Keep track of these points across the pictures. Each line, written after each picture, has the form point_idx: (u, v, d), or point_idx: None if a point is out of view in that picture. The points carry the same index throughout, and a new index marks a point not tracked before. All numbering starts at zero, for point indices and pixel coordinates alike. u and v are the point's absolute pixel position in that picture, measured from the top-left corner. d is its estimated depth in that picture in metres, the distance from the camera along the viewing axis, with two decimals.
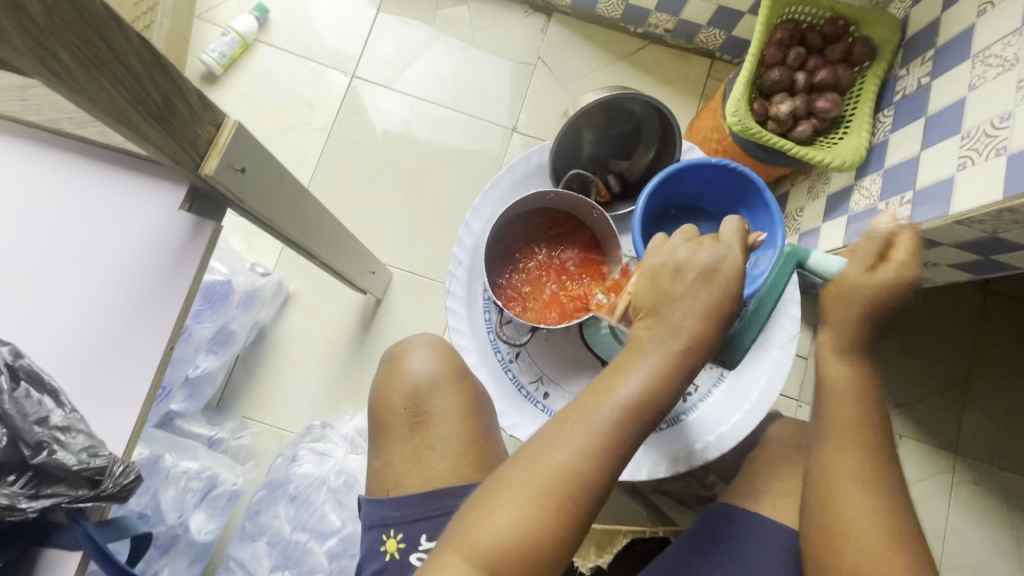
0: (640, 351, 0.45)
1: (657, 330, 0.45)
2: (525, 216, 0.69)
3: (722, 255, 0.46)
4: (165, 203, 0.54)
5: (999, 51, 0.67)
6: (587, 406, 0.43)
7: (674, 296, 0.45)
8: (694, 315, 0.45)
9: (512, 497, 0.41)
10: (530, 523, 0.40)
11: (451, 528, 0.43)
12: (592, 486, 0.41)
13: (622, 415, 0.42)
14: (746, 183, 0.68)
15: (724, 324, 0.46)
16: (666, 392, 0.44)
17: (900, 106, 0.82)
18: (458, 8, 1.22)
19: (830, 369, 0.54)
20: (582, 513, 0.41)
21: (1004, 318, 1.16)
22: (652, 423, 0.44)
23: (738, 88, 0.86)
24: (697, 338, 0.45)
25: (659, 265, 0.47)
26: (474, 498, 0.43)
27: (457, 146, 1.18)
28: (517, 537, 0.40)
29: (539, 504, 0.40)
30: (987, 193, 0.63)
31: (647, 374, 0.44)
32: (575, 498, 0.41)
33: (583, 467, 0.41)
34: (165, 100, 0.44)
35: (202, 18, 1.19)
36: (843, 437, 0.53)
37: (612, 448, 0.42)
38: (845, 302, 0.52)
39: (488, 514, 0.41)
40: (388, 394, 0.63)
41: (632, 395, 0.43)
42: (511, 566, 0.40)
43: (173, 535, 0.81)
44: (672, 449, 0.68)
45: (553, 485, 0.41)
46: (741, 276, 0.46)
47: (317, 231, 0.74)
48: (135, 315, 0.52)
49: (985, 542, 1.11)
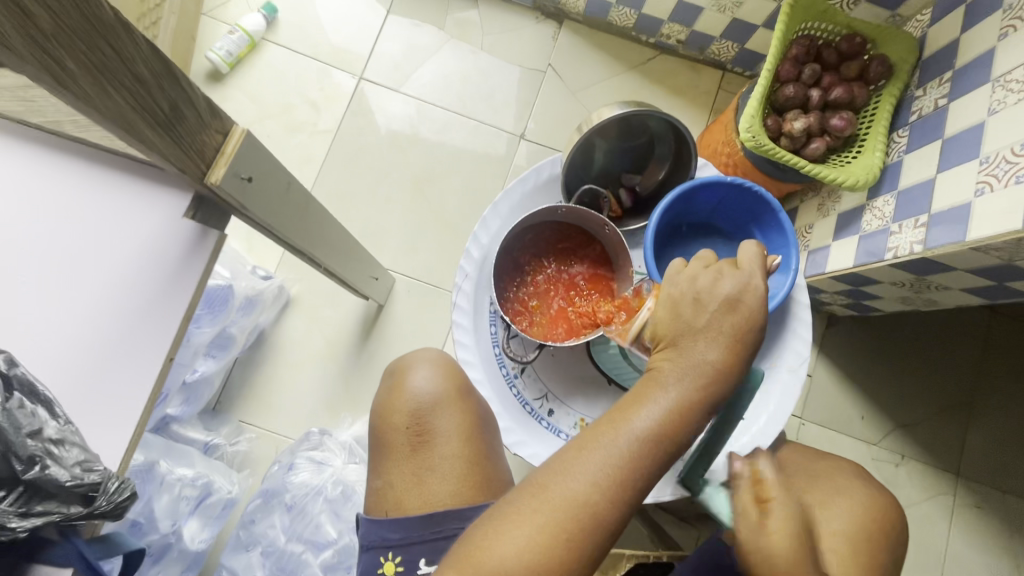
0: (658, 383, 0.44)
1: (677, 362, 0.44)
2: (534, 229, 0.68)
3: (745, 287, 0.46)
4: (169, 210, 0.52)
5: (1020, 76, 0.66)
6: (603, 436, 0.42)
7: (695, 325, 0.45)
8: (716, 346, 0.44)
9: (521, 522, 0.39)
10: (539, 554, 0.38)
11: (455, 552, 0.41)
12: (605, 519, 0.40)
13: (639, 447, 0.41)
14: (760, 203, 0.67)
15: (747, 357, 0.45)
16: (684, 426, 0.43)
17: (916, 127, 0.81)
18: (468, 12, 1.21)
19: None
20: (592, 550, 0.39)
21: (1011, 339, 1.15)
22: (669, 457, 0.42)
23: (752, 104, 0.85)
24: (717, 371, 0.44)
25: (679, 294, 0.47)
26: (482, 521, 0.41)
27: (463, 151, 1.17)
28: (524, 565, 0.38)
29: (549, 534, 0.39)
30: (1005, 221, 0.62)
31: (665, 404, 0.42)
32: (587, 530, 0.39)
33: (596, 497, 0.40)
34: (173, 108, 0.43)
35: (209, 15, 1.18)
36: None
37: (626, 482, 0.40)
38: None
39: (495, 538, 0.39)
40: (391, 412, 0.61)
41: (650, 426, 0.42)
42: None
43: (166, 543, 0.79)
44: (677, 472, 0.67)
45: (564, 512, 0.39)
46: (763, 306, 0.46)
47: (321, 239, 0.72)
48: (135, 325, 0.51)
49: (986, 567, 1.10)
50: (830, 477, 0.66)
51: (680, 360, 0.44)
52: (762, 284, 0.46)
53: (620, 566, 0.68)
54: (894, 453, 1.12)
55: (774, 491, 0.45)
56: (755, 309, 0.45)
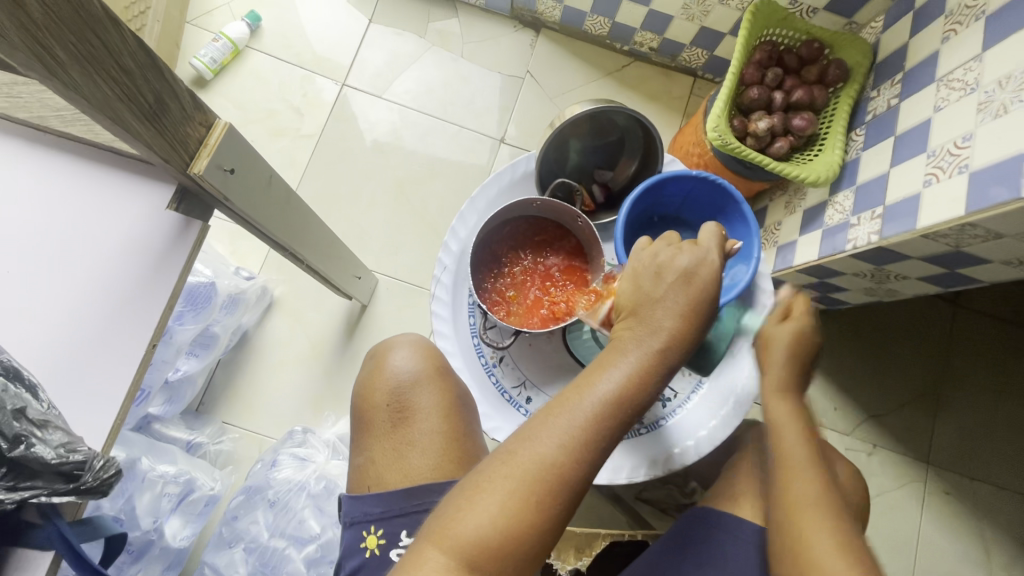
0: (620, 350, 0.46)
1: (637, 329, 0.47)
2: (511, 224, 0.71)
3: (704, 255, 0.49)
4: (153, 202, 0.54)
5: (961, 75, 0.71)
6: (568, 400, 0.44)
7: (657, 299, 0.47)
8: (674, 314, 0.47)
9: (493, 489, 0.41)
10: (511, 516, 0.40)
11: (430, 523, 0.42)
12: (572, 479, 0.42)
13: (603, 409, 0.43)
14: (725, 196, 0.70)
15: (704, 328, 0.48)
16: (643, 388, 0.45)
17: (871, 126, 0.86)
18: (449, 21, 1.25)
19: (775, 408, 0.60)
20: (560, 508, 0.42)
21: (973, 332, 1.20)
22: (632, 419, 0.45)
23: (718, 105, 0.89)
24: (672, 336, 0.47)
25: (641, 268, 0.50)
26: (454, 493, 0.43)
27: (445, 156, 1.20)
28: (499, 528, 0.40)
29: (520, 496, 0.41)
30: (950, 209, 0.66)
31: (626, 368, 0.45)
32: (556, 489, 0.41)
33: (564, 460, 0.42)
34: (158, 100, 0.45)
35: (194, 23, 1.20)
36: (792, 468, 0.56)
37: (590, 443, 0.43)
38: (773, 349, 0.61)
39: (468, 505, 0.41)
40: (372, 391, 0.63)
41: (612, 391, 0.44)
42: (491, 560, 0.40)
43: (148, 540, 0.79)
44: (650, 453, 0.69)
45: (534, 476, 0.41)
46: (717, 279, 0.48)
47: (305, 235, 0.74)
48: (117, 313, 0.52)
49: (956, 552, 1.13)
50: None
51: (637, 321, 0.47)
52: (717, 260, 0.49)
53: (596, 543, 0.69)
54: (867, 442, 1.16)
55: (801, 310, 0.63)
56: (711, 284, 0.48)
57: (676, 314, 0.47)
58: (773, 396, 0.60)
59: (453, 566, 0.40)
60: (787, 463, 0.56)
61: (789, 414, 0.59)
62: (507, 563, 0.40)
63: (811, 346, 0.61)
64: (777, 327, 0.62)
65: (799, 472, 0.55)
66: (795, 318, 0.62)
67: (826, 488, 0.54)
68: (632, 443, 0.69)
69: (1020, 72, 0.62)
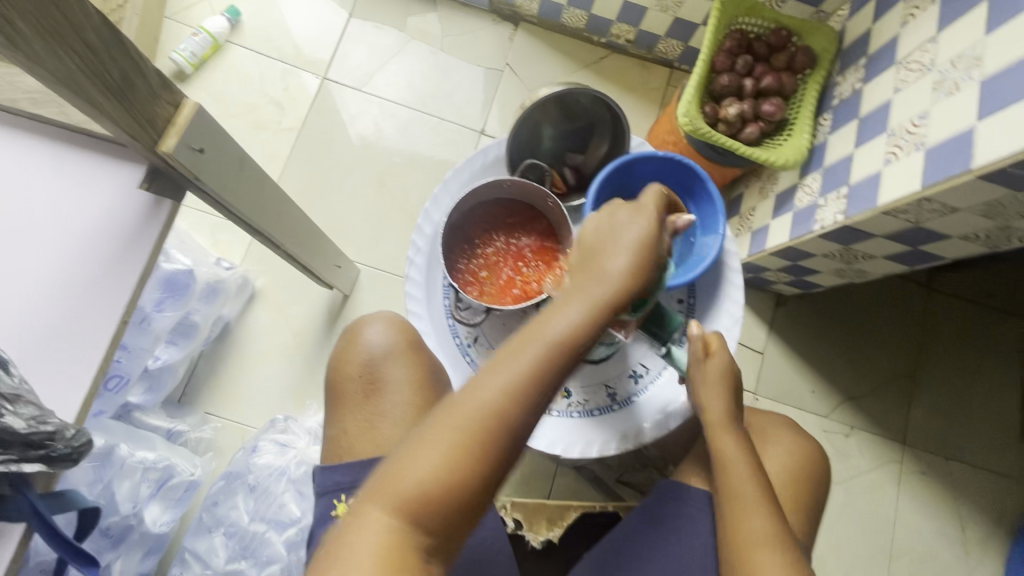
0: (562, 302, 0.48)
1: (578, 280, 0.49)
2: (483, 206, 0.72)
3: (641, 215, 0.52)
4: (123, 181, 0.55)
5: (918, 57, 0.73)
6: (509, 352, 0.45)
7: (597, 261, 0.49)
8: (611, 264, 0.49)
9: (434, 442, 0.42)
10: (451, 465, 0.42)
11: (376, 476, 0.43)
12: (513, 427, 0.43)
13: (543, 359, 0.44)
14: (691, 175, 0.72)
15: (645, 286, 0.50)
16: (582, 337, 0.46)
17: (837, 111, 0.88)
18: (428, 15, 1.26)
19: (724, 447, 0.61)
20: (502, 455, 0.43)
21: (948, 314, 1.22)
22: (574, 366, 0.46)
23: (689, 91, 0.91)
24: (606, 291, 0.48)
25: (587, 229, 0.54)
26: (400, 448, 0.44)
27: (426, 147, 1.21)
28: (436, 480, 0.42)
29: (460, 447, 0.42)
30: (907, 185, 0.68)
31: (566, 319, 0.46)
32: (497, 437, 0.43)
33: (498, 414, 0.43)
34: (123, 77, 0.46)
35: (173, 18, 1.21)
36: (745, 507, 0.58)
37: (531, 392, 0.44)
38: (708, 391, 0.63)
39: (406, 462, 0.42)
40: (345, 362, 0.64)
41: (544, 345, 0.45)
42: (430, 510, 0.41)
43: (127, 526, 0.80)
44: (621, 427, 0.72)
45: (469, 430, 0.42)
46: (652, 231, 0.51)
47: (281, 221, 0.75)
48: (87, 290, 0.53)
49: (931, 530, 1.15)
50: (763, 430, 0.71)
51: (578, 281, 0.49)
52: (651, 220, 0.52)
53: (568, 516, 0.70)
54: (843, 424, 1.18)
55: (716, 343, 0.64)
56: (648, 243, 0.51)
57: (611, 272, 0.49)
58: (721, 435, 0.61)
59: (394, 518, 0.41)
60: (739, 501, 0.59)
61: (737, 452, 0.60)
62: (448, 511, 0.42)
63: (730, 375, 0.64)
64: (705, 368, 0.63)
65: (752, 509, 0.58)
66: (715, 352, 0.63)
67: (775, 519, 0.58)
68: (603, 419, 0.73)
69: (971, 51, 0.64)
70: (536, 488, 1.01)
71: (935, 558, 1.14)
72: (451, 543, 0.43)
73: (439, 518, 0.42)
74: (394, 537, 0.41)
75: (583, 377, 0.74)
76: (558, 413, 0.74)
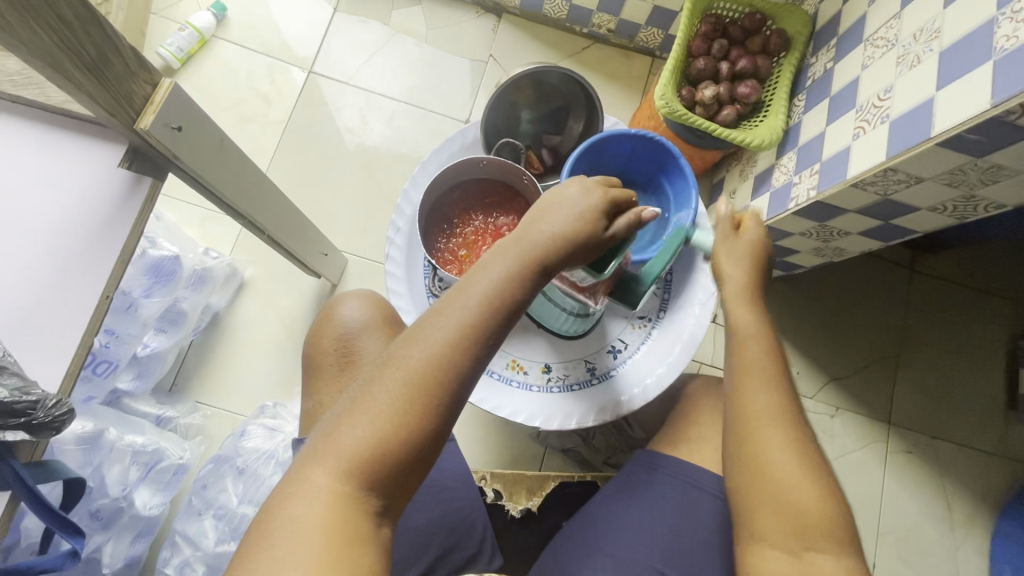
0: (492, 261, 0.49)
1: (513, 240, 0.50)
2: (461, 186, 0.74)
3: (590, 196, 0.52)
4: (104, 160, 0.56)
5: (884, 34, 0.74)
6: (441, 311, 0.46)
7: (537, 236, 0.50)
8: (548, 230, 0.50)
9: (371, 402, 0.44)
10: (391, 421, 0.43)
11: (317, 440, 0.45)
12: (448, 381, 0.45)
13: (474, 316, 0.46)
14: (664, 152, 0.74)
15: (580, 249, 0.51)
16: (512, 293, 0.48)
17: (810, 91, 0.90)
18: (412, 9, 1.28)
19: (739, 317, 0.61)
20: (440, 409, 0.45)
21: (932, 294, 1.22)
22: (506, 321, 0.47)
23: (665, 74, 0.92)
24: (534, 259, 0.49)
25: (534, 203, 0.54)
26: (339, 410, 0.45)
27: (411, 138, 1.22)
28: (372, 442, 0.43)
29: (397, 403, 0.44)
30: (874, 157, 0.69)
31: (495, 277, 0.47)
32: (433, 392, 0.44)
33: (429, 377, 0.44)
34: (100, 54, 0.47)
35: (160, 15, 1.22)
36: (757, 380, 0.59)
37: (464, 346, 0.45)
38: (731, 263, 0.62)
39: (343, 428, 0.44)
40: (321, 337, 0.66)
41: (472, 311, 0.46)
42: (371, 470, 0.43)
43: (117, 508, 0.82)
44: (600, 400, 0.75)
45: (403, 395, 0.44)
46: (583, 197, 0.52)
47: (264, 204, 0.77)
48: (70, 267, 0.54)
49: (920, 509, 1.15)
50: None
51: (508, 249, 0.49)
52: (597, 202, 0.52)
53: (546, 485, 0.76)
54: (829, 405, 1.19)
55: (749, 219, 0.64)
56: (590, 221, 0.51)
57: (543, 245, 0.49)
58: (738, 306, 0.61)
59: (336, 482, 0.42)
60: (749, 371, 0.59)
61: (751, 323, 0.60)
62: (390, 471, 0.44)
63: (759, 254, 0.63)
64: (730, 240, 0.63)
65: (762, 384, 0.59)
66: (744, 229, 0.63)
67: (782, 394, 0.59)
68: (582, 393, 0.76)
69: (931, 24, 0.66)
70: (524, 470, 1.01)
71: (924, 538, 1.13)
72: (399, 500, 0.45)
73: (382, 473, 0.43)
74: (338, 500, 0.42)
75: (562, 353, 0.77)
76: (538, 387, 0.76)
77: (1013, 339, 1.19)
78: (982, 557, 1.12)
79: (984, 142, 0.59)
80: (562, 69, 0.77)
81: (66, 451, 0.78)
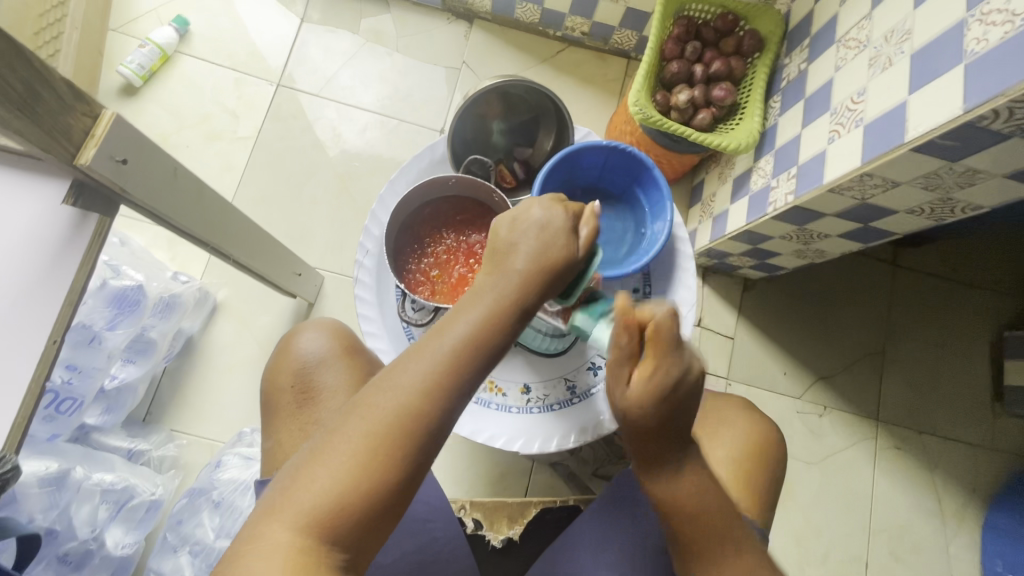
0: (474, 298, 0.47)
1: (494, 274, 0.49)
2: (429, 204, 0.71)
3: (552, 216, 0.50)
4: (48, 198, 0.53)
5: (856, 35, 0.73)
6: (416, 358, 0.45)
7: (510, 271, 0.48)
8: (524, 257, 0.48)
9: (336, 452, 0.42)
10: (357, 472, 0.41)
11: (277, 490, 0.42)
12: (420, 430, 0.43)
13: (448, 362, 0.44)
14: (637, 162, 0.72)
15: (557, 278, 0.49)
16: (490, 338, 0.46)
17: (786, 92, 0.88)
18: (382, 16, 1.25)
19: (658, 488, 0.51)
20: (409, 461, 0.43)
21: (917, 288, 1.21)
22: (484, 367, 0.46)
23: (639, 80, 0.90)
24: (510, 300, 0.47)
25: (499, 220, 0.52)
26: (301, 459, 0.43)
27: (385, 150, 1.19)
28: (336, 495, 0.41)
29: (363, 454, 0.42)
30: (848, 162, 0.68)
31: (474, 319, 0.46)
32: (403, 444, 0.42)
33: (399, 426, 0.42)
34: (29, 89, 0.44)
35: (119, 31, 1.19)
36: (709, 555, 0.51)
37: (437, 396, 0.43)
38: (625, 420, 0.49)
39: (304, 480, 0.41)
40: (277, 373, 0.65)
41: (444, 356, 0.44)
42: (336, 524, 0.41)
43: (87, 550, 0.81)
44: (581, 420, 0.74)
45: (370, 446, 0.42)
46: (553, 220, 0.50)
47: (228, 230, 0.74)
48: (12, 314, 0.52)
49: (909, 506, 1.14)
50: (720, 414, 0.72)
51: (485, 291, 0.47)
52: (564, 222, 0.50)
53: (529, 513, 0.75)
54: (817, 404, 1.18)
55: (652, 355, 0.47)
56: (563, 248, 0.49)
57: (514, 282, 0.47)
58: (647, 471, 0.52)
59: (298, 537, 0.40)
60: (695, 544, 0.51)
61: (677, 491, 0.51)
62: (355, 524, 0.41)
63: (667, 403, 0.47)
64: (623, 393, 0.48)
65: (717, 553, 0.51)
66: (646, 367, 0.47)
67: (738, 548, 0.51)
68: (562, 412, 0.74)
69: (901, 25, 0.65)
70: (512, 486, 0.99)
71: (914, 535, 1.13)
72: (365, 553, 0.43)
73: (345, 528, 0.41)
74: (298, 558, 0.40)
75: (542, 373, 0.75)
76: (518, 409, 0.75)
77: (997, 331, 1.19)
78: (973, 551, 1.12)
79: (958, 146, 0.57)
80: (528, 81, 0.76)
81: (29, 494, 0.76)
